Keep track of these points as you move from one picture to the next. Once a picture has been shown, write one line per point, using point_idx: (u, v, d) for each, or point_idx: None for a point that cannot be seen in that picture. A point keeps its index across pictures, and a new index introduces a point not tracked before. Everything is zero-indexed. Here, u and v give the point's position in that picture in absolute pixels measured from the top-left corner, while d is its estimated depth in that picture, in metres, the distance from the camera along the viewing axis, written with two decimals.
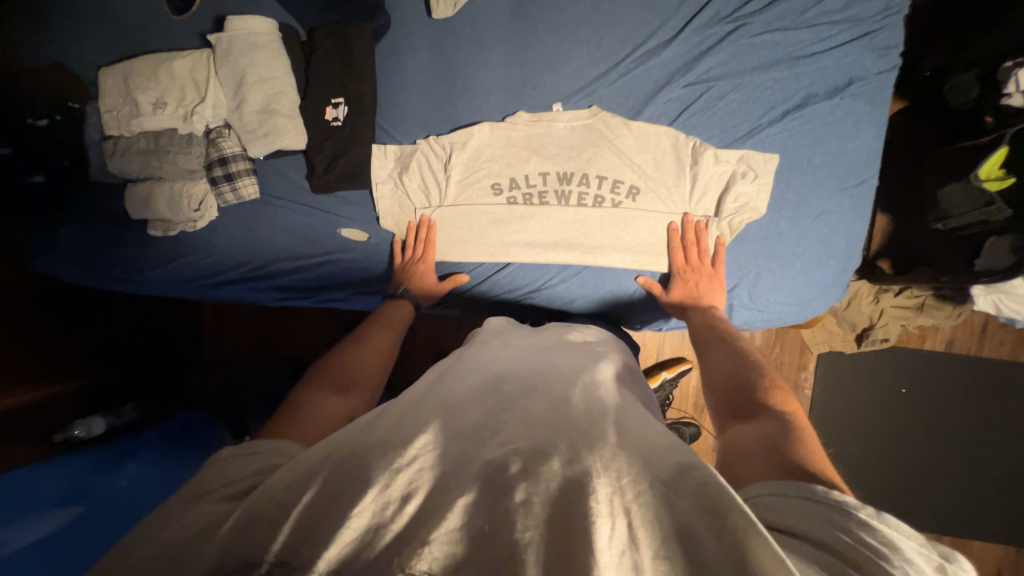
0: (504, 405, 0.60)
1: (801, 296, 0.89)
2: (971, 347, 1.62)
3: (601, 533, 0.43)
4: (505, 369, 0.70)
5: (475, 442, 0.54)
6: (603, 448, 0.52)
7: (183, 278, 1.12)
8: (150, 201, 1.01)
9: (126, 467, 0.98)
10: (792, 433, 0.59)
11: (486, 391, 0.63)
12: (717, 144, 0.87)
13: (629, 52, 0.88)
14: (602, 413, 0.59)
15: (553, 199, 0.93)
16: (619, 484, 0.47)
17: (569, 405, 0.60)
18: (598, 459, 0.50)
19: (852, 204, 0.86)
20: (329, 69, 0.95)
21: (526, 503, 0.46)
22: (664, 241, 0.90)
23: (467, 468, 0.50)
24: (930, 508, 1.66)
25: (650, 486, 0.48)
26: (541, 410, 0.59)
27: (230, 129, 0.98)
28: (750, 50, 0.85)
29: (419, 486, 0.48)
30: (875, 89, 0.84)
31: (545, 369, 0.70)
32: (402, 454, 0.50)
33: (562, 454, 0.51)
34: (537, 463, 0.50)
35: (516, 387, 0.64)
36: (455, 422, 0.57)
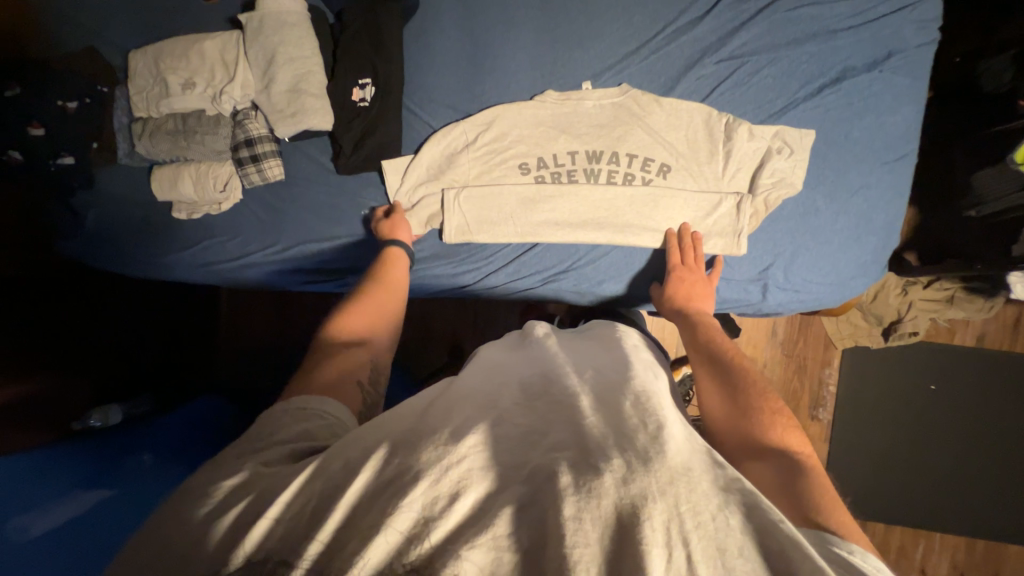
0: (557, 407, 0.56)
1: (839, 275, 0.87)
2: (1001, 342, 1.58)
3: (655, 565, 0.39)
4: (552, 365, 0.67)
5: (523, 447, 0.50)
6: (662, 466, 0.46)
7: (206, 262, 1.11)
8: (176, 183, 1.01)
9: (145, 455, 0.97)
10: (802, 470, 0.56)
11: (533, 397, 0.59)
12: (752, 120, 0.85)
13: (661, 30, 0.87)
14: (659, 421, 0.53)
15: (582, 177, 0.92)
16: (676, 511, 0.42)
17: (624, 413, 0.55)
18: (653, 483, 0.44)
19: (892, 179, 0.84)
20: (358, 49, 0.95)
21: (578, 519, 0.42)
22: (660, 243, 0.90)
23: (515, 473, 0.47)
24: (963, 512, 1.60)
25: (714, 517, 0.43)
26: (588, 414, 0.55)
27: (257, 111, 0.99)
28: (785, 24, 0.83)
29: (467, 486, 0.45)
30: (914, 62, 0.82)
31: (594, 373, 0.65)
32: (452, 450, 0.48)
33: (617, 470, 0.46)
34: (587, 475, 0.45)
35: (567, 385, 0.61)
36: (502, 429, 0.53)
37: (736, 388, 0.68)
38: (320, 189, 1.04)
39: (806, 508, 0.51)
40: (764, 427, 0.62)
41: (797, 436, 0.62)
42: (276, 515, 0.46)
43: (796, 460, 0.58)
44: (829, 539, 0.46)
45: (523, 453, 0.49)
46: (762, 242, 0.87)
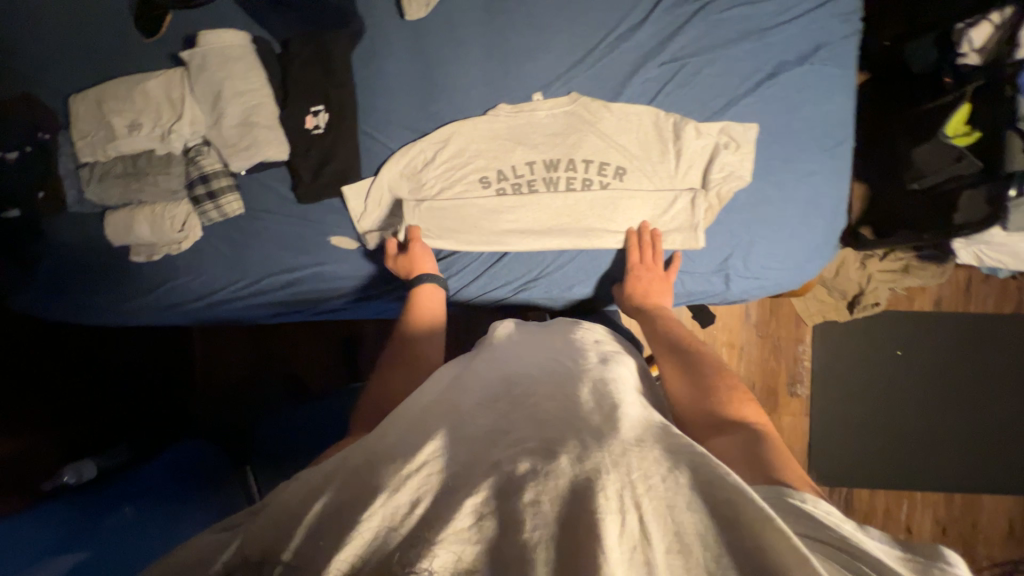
0: (520, 407, 0.58)
1: (794, 260, 0.91)
2: (958, 304, 1.66)
3: (611, 531, 0.41)
4: (518, 367, 0.69)
5: (487, 445, 0.52)
6: (614, 443, 0.50)
7: (173, 303, 1.08)
8: (131, 226, 0.99)
9: (127, 507, 0.92)
10: (758, 437, 0.59)
11: (496, 396, 0.62)
12: (697, 119, 0.89)
13: (604, 37, 0.90)
14: (614, 410, 0.57)
15: (543, 186, 0.93)
16: (627, 479, 0.46)
17: (580, 405, 0.58)
18: (607, 456, 0.48)
19: (833, 164, 0.88)
20: (308, 78, 0.95)
21: (535, 501, 0.44)
22: (621, 243, 0.92)
23: (475, 468, 0.49)
24: (939, 467, 1.67)
25: (662, 479, 0.46)
26: (552, 411, 0.57)
27: (209, 146, 0.98)
28: (719, 25, 0.87)
29: (427, 490, 0.47)
30: (842, 52, 0.87)
31: (553, 369, 0.68)
32: (412, 459, 0.49)
33: (572, 451, 0.49)
34: (548, 459, 0.48)
35: (529, 386, 0.63)
36: (466, 429, 0.55)
37: (695, 372, 0.72)
38: (281, 219, 1.03)
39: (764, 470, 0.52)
40: (723, 402, 0.65)
41: (754, 413, 0.65)
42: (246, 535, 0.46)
43: (753, 432, 0.60)
44: (784, 488, 0.48)
45: (486, 450, 0.51)
46: (719, 233, 0.90)
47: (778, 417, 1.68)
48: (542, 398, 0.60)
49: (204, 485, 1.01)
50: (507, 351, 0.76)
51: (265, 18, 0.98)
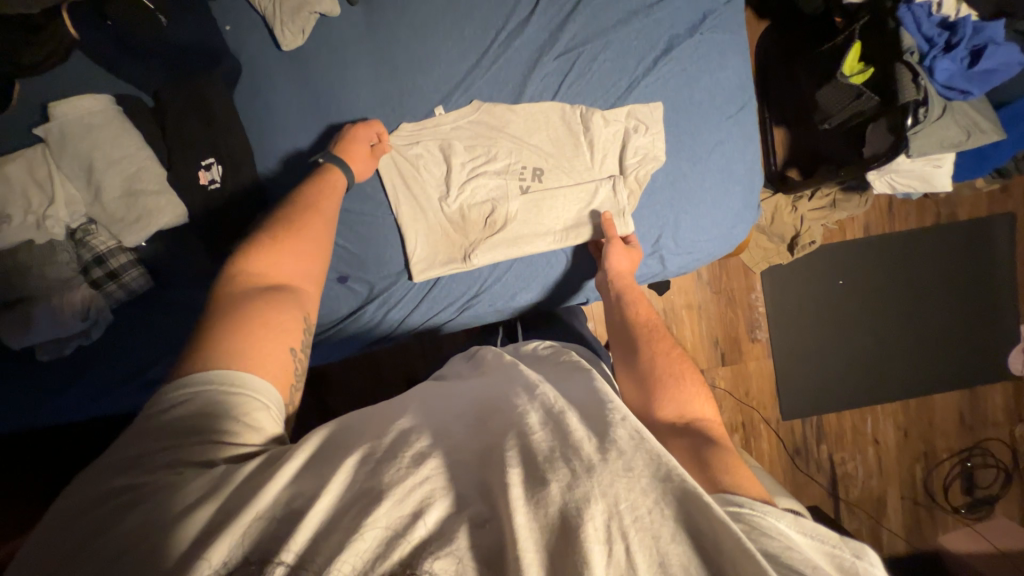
0: (501, 439, 0.49)
1: (721, 229, 0.92)
2: (884, 226, 1.76)
3: (597, 563, 0.39)
4: (504, 387, 0.58)
5: (466, 473, 0.47)
6: (603, 470, 0.44)
7: (100, 390, 0.98)
8: (27, 324, 0.87)
9: None
10: (712, 440, 0.60)
11: (471, 418, 0.54)
12: (602, 106, 0.88)
13: (494, 37, 0.87)
14: (600, 431, 0.48)
15: (466, 202, 0.91)
16: (614, 508, 0.42)
17: (572, 434, 0.47)
18: (597, 484, 0.43)
19: (740, 129, 0.89)
20: (191, 128, 0.87)
21: (527, 528, 0.41)
22: (554, 242, 0.90)
23: (472, 490, 0.45)
24: (893, 377, 1.80)
25: (648, 508, 0.42)
26: (536, 446, 0.47)
27: (96, 223, 0.90)
28: (606, 8, 0.85)
29: (433, 498, 0.44)
30: (728, 17, 0.87)
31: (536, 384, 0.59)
32: (416, 468, 0.45)
33: (561, 477, 0.44)
34: (536, 486, 0.44)
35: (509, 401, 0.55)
36: (449, 447, 0.49)
37: (654, 363, 0.70)
38: (197, 286, 0.96)
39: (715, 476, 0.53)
40: (683, 396, 0.66)
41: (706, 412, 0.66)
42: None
43: (709, 435, 0.61)
44: (729, 501, 0.49)
45: (476, 477, 0.46)
46: (646, 217, 0.90)
47: (744, 363, 1.75)
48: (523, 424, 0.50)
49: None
50: (490, 371, 0.66)
51: (128, 71, 0.90)
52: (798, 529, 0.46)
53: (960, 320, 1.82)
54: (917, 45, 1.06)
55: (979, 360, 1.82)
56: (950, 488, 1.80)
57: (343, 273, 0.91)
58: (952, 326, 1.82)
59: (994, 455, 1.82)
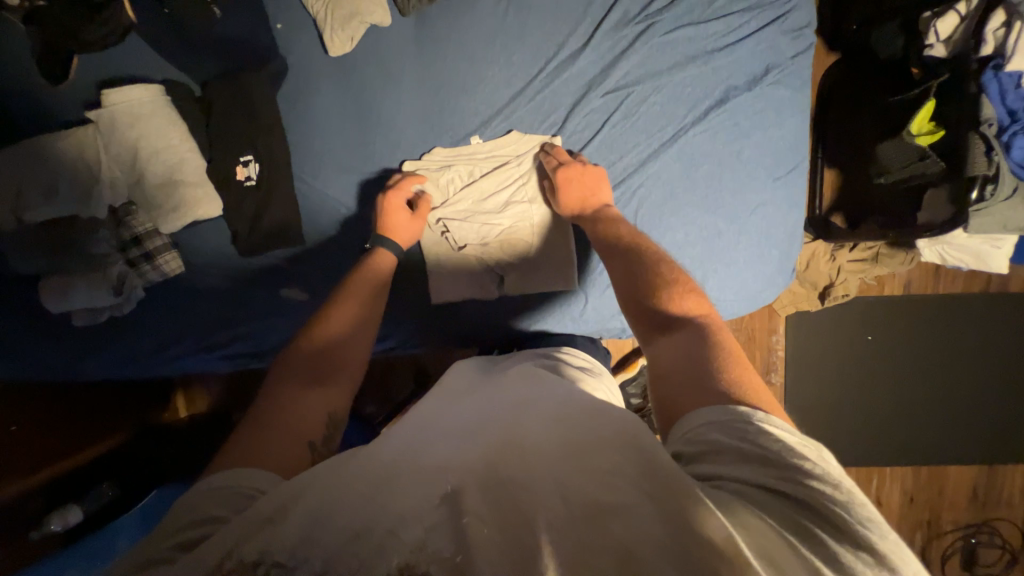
0: (468, 429, 0.56)
1: (750, 290, 0.89)
2: (928, 285, 1.67)
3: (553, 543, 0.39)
4: (480, 395, 0.66)
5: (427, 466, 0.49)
6: (554, 457, 0.48)
7: (127, 359, 1.04)
8: (65, 295, 0.93)
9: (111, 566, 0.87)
10: (701, 338, 0.61)
11: (441, 426, 0.59)
12: (642, 153, 0.85)
13: (543, 66, 0.84)
14: (559, 422, 0.53)
15: (489, 233, 0.90)
16: (564, 491, 0.44)
17: (523, 422, 0.55)
18: (546, 473, 0.46)
19: (786, 192, 0.85)
20: (232, 125, 0.89)
21: (480, 515, 0.42)
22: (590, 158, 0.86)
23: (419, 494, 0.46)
24: (908, 441, 1.74)
25: (600, 479, 0.44)
26: (496, 430, 0.54)
27: (136, 205, 0.92)
28: (664, 49, 0.81)
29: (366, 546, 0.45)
30: (793, 73, 0.82)
31: (503, 393, 0.65)
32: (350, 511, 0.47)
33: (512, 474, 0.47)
34: (488, 480, 0.46)
35: (481, 411, 0.60)
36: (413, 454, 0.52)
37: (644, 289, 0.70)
38: (225, 275, 0.99)
39: (710, 389, 0.53)
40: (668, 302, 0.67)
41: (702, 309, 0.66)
42: None
43: (702, 332, 0.62)
44: (734, 413, 0.49)
45: (429, 475, 0.48)
46: None
47: None
48: (495, 417, 0.58)
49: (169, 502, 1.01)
50: (463, 387, 0.72)
51: (178, 58, 0.91)
52: (779, 431, 0.47)
53: (993, 393, 1.73)
54: (996, 117, 0.97)
55: (1007, 438, 1.73)
56: (947, 561, 1.76)
57: None
58: (982, 399, 1.73)
59: (1001, 535, 1.76)
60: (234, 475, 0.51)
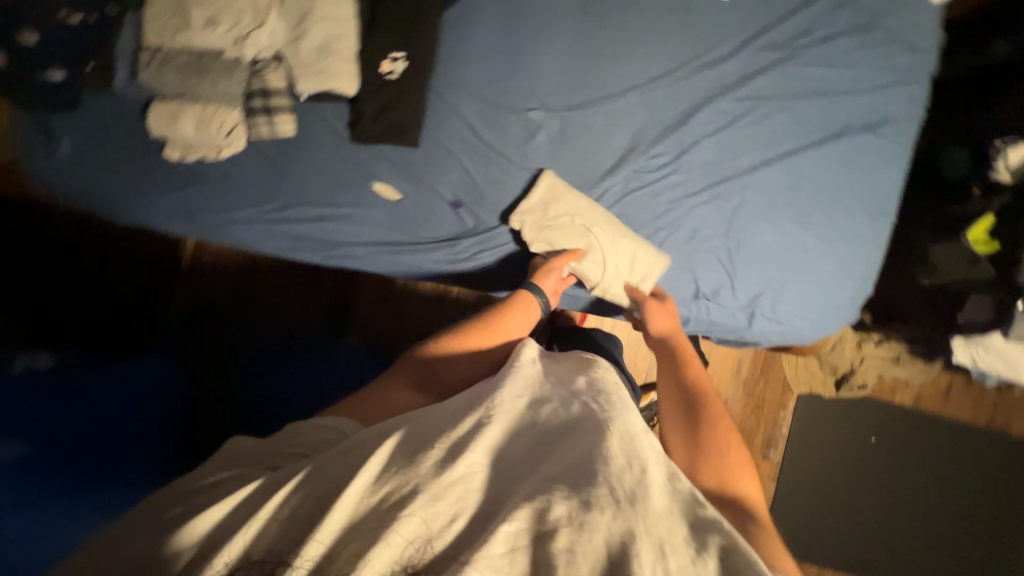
0: (545, 444, 0.57)
1: (819, 313, 0.93)
2: (936, 406, 1.72)
3: None
4: (548, 392, 0.64)
5: (518, 484, 0.52)
6: (646, 508, 0.50)
7: (195, 205, 1.04)
8: (178, 120, 0.97)
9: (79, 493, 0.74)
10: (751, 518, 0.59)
11: (519, 426, 0.59)
12: (755, 159, 0.92)
13: (688, 61, 0.93)
14: (645, 474, 0.54)
15: (558, 231, 0.92)
16: (659, 552, 0.47)
17: (611, 456, 0.54)
18: (640, 523, 0.49)
19: (875, 233, 0.92)
20: (397, 24, 0.95)
21: (571, 551, 0.46)
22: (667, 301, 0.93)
23: (512, 509, 0.49)
24: (887, 560, 1.70)
25: (689, 559, 0.48)
26: (574, 462, 0.54)
27: (280, 63, 0.97)
28: (799, 77, 0.91)
29: (464, 508, 0.50)
30: (902, 132, 0.92)
31: (578, 399, 0.63)
32: (450, 473, 0.51)
33: (606, 503, 0.50)
34: (581, 509, 0.49)
35: (550, 421, 0.59)
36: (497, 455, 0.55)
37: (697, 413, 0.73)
38: (330, 153, 1.01)
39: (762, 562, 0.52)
40: (724, 467, 0.65)
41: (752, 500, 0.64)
42: (270, 512, 0.49)
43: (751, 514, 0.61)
44: None
45: (522, 491, 0.51)
46: (757, 271, 0.92)
47: None
48: (576, 441, 0.56)
49: (119, 466, 0.79)
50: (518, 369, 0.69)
51: None
52: None
53: (979, 535, 1.72)
54: None
55: None
56: None
57: (458, 200, 1.00)
58: (966, 537, 1.72)
59: None
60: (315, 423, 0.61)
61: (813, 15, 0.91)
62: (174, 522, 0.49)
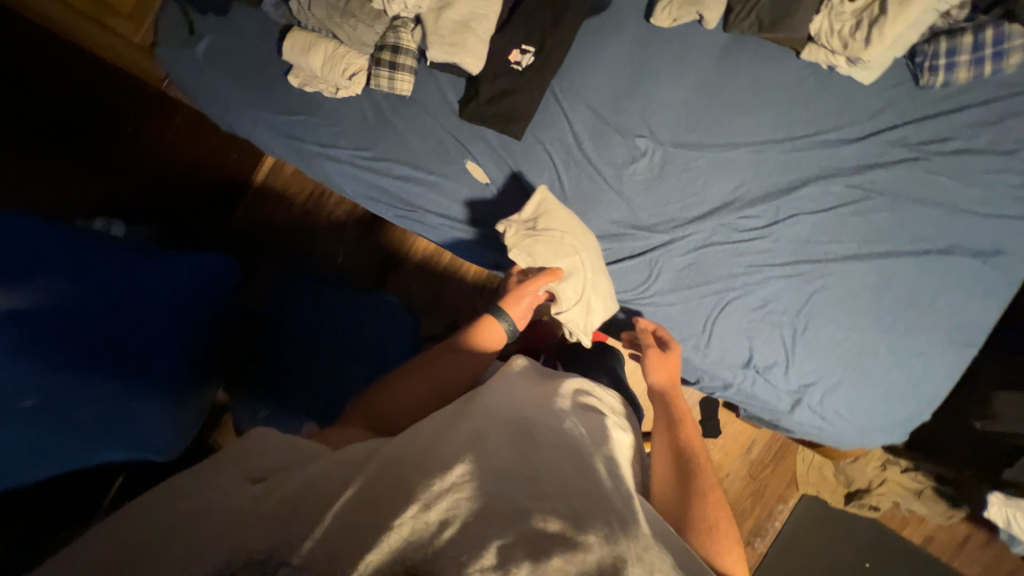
0: (532, 454, 0.54)
1: (868, 421, 0.89)
2: (947, 552, 1.55)
3: None
4: (535, 411, 0.63)
5: (507, 485, 0.49)
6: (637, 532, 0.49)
7: (297, 132, 1.09)
8: (308, 49, 1.00)
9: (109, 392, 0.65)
10: None
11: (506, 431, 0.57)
12: (848, 249, 0.89)
13: (810, 133, 0.92)
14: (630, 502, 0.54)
15: (542, 243, 0.87)
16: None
17: (598, 479, 0.54)
18: (635, 546, 0.46)
19: (952, 360, 0.87)
20: (537, 19, 0.97)
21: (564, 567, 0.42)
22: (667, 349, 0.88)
23: (503, 510, 0.46)
24: None
25: None
26: (564, 477, 0.52)
27: (418, 25, 1.00)
28: (920, 182, 0.88)
29: (456, 514, 0.45)
30: (1013, 268, 0.87)
31: (563, 421, 0.62)
32: (442, 476, 0.47)
33: (600, 524, 0.47)
34: (573, 525, 0.46)
35: (536, 433, 0.58)
36: (488, 459, 0.51)
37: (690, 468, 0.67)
38: (435, 121, 1.04)
39: None
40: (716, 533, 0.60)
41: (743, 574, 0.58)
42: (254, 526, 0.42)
43: None
44: None
45: (512, 491, 0.48)
46: (816, 359, 0.89)
47: None
48: (565, 457, 0.55)
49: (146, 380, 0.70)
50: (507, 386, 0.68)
51: None
52: None
53: None
54: None
55: None
56: None
57: None
58: None
59: None
60: (275, 447, 0.53)
61: (957, 124, 0.88)
62: (169, 519, 0.43)
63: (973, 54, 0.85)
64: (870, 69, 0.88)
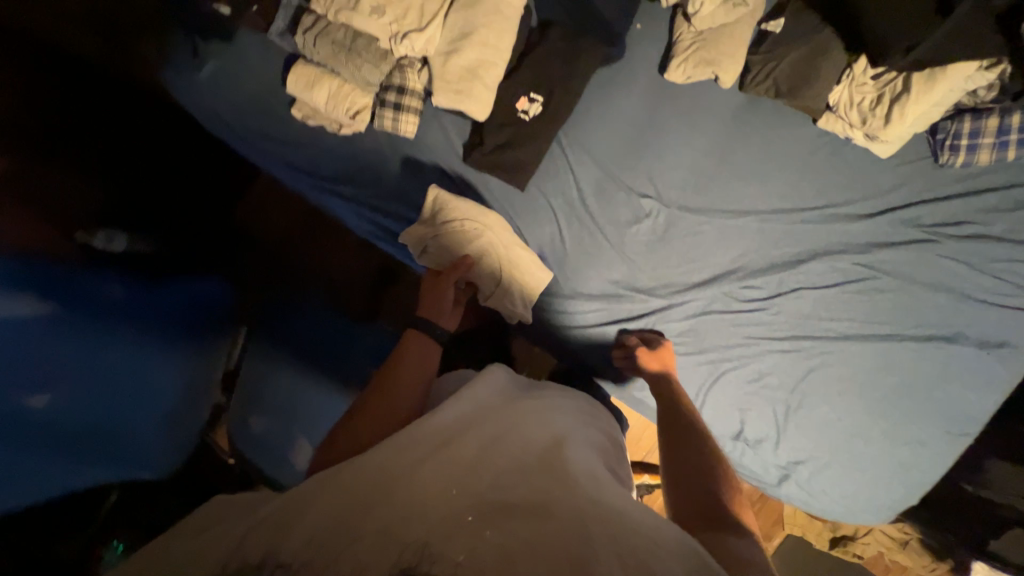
0: (495, 450, 0.57)
1: (854, 500, 0.90)
2: None
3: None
4: (499, 412, 0.65)
5: (467, 480, 0.52)
6: (596, 506, 0.52)
7: (300, 164, 1.07)
8: (312, 86, 0.98)
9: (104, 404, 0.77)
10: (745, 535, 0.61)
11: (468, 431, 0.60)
12: (850, 329, 0.88)
13: (821, 207, 0.89)
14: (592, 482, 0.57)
15: (443, 238, 0.93)
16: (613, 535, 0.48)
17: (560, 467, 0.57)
18: (593, 518, 0.50)
19: (944, 448, 0.87)
20: (548, 69, 0.93)
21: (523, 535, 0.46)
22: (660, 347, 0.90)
23: (465, 502, 0.49)
24: None
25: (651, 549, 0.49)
26: (525, 467, 0.56)
27: (425, 66, 0.97)
28: (930, 266, 0.86)
29: (417, 513, 0.48)
30: (1016, 361, 0.85)
31: (524, 420, 0.65)
32: (398, 485, 0.51)
33: (561, 507, 0.50)
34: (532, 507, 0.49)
35: (497, 428, 0.61)
36: (448, 459, 0.55)
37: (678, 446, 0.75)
38: (439, 164, 1.02)
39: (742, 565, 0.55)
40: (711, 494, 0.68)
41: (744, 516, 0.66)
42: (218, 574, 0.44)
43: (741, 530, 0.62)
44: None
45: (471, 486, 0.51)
46: (807, 437, 0.89)
47: None
48: (526, 452, 0.58)
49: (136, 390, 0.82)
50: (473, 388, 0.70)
51: None
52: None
53: None
54: None
55: None
56: None
57: (542, 253, 0.97)
58: None
59: None
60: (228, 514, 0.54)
61: (973, 209, 0.85)
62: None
63: (997, 138, 0.82)
64: (888, 143, 0.85)
